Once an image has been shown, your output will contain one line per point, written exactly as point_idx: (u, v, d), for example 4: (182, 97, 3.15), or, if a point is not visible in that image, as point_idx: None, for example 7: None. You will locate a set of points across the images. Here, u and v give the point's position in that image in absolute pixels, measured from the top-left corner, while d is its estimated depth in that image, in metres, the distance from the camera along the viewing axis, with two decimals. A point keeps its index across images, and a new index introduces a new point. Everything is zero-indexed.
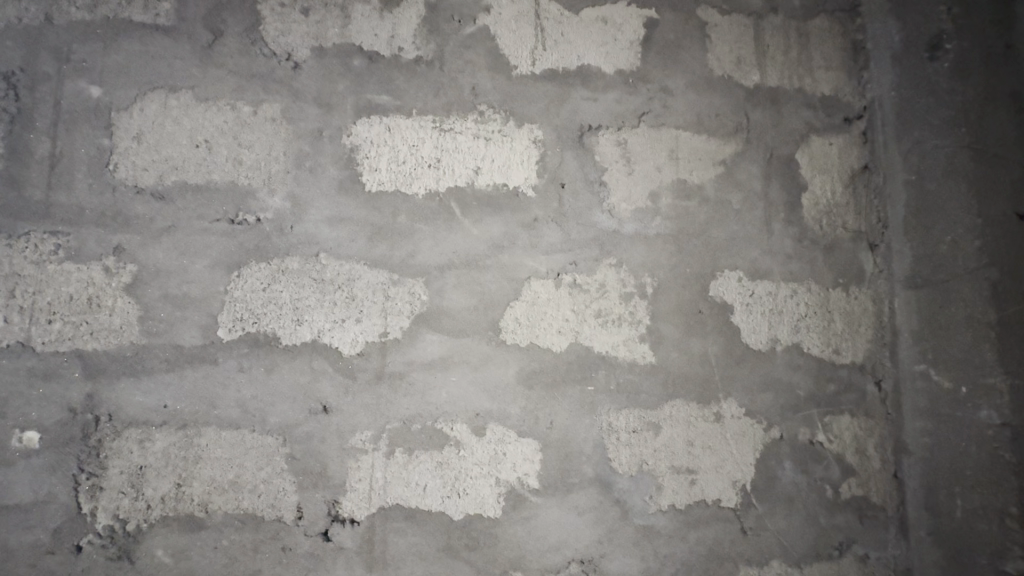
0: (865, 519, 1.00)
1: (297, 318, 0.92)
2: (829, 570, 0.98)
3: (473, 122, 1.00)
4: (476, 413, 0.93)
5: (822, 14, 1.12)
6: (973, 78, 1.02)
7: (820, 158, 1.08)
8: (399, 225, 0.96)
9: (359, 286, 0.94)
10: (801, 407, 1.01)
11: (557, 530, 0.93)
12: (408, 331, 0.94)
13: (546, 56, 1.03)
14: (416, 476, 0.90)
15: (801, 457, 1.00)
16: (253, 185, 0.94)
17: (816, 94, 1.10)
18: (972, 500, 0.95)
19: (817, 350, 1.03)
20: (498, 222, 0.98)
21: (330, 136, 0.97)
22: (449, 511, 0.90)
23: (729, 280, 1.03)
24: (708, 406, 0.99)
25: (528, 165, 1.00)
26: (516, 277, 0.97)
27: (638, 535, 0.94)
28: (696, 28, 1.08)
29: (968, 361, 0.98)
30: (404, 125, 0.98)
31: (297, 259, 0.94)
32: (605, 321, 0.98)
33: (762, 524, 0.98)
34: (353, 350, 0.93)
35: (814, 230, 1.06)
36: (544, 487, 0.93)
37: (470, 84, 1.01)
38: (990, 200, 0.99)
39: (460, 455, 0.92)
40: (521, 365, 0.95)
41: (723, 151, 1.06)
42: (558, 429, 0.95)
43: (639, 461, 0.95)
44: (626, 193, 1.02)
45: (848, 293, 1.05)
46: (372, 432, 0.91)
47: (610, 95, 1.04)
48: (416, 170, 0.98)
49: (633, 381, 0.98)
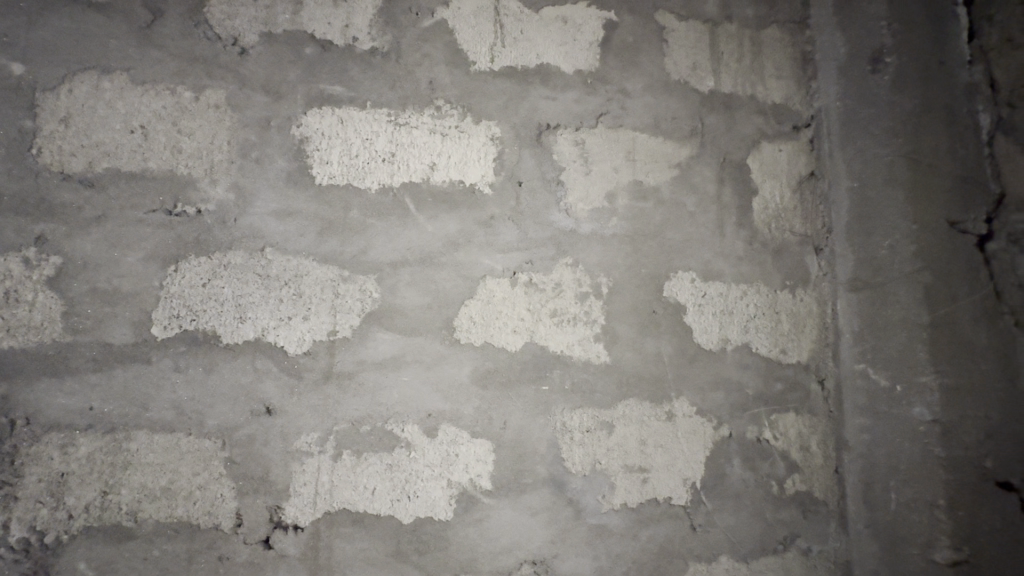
0: (809, 514, 1.04)
1: (240, 315, 0.88)
2: (773, 564, 1.01)
3: (429, 116, 0.98)
4: (429, 413, 0.91)
5: (774, 24, 1.16)
6: (910, 90, 1.06)
7: (770, 164, 1.12)
8: (351, 221, 0.93)
9: (307, 282, 0.90)
10: (749, 405, 1.04)
11: (510, 532, 0.92)
12: (358, 329, 0.91)
13: (505, 54, 1.02)
14: (364, 479, 0.88)
15: (748, 455, 1.02)
16: (193, 175, 0.89)
17: (767, 102, 1.13)
18: (906, 494, 1.00)
19: (766, 350, 1.06)
20: (454, 219, 0.97)
21: (278, 126, 0.93)
22: (398, 515, 0.88)
23: (682, 281, 1.04)
24: (660, 405, 1.00)
25: (485, 162, 0.99)
26: (471, 275, 0.96)
27: (590, 534, 0.95)
28: (654, 32, 1.10)
29: (903, 361, 1.02)
30: (358, 118, 0.95)
31: (241, 253, 0.89)
32: (560, 320, 0.98)
33: (711, 520, 0.99)
34: (299, 349, 0.89)
35: (764, 233, 1.10)
36: (496, 488, 0.92)
37: (427, 78, 0.99)
38: (925, 206, 1.03)
39: (411, 456, 0.89)
40: (475, 364, 0.94)
41: (679, 154, 1.08)
42: (512, 429, 0.94)
43: (592, 460, 0.95)
44: (583, 193, 1.02)
45: (794, 295, 1.09)
46: (319, 434, 0.88)
47: (569, 94, 1.04)
48: (370, 164, 0.95)
49: (587, 380, 0.98)
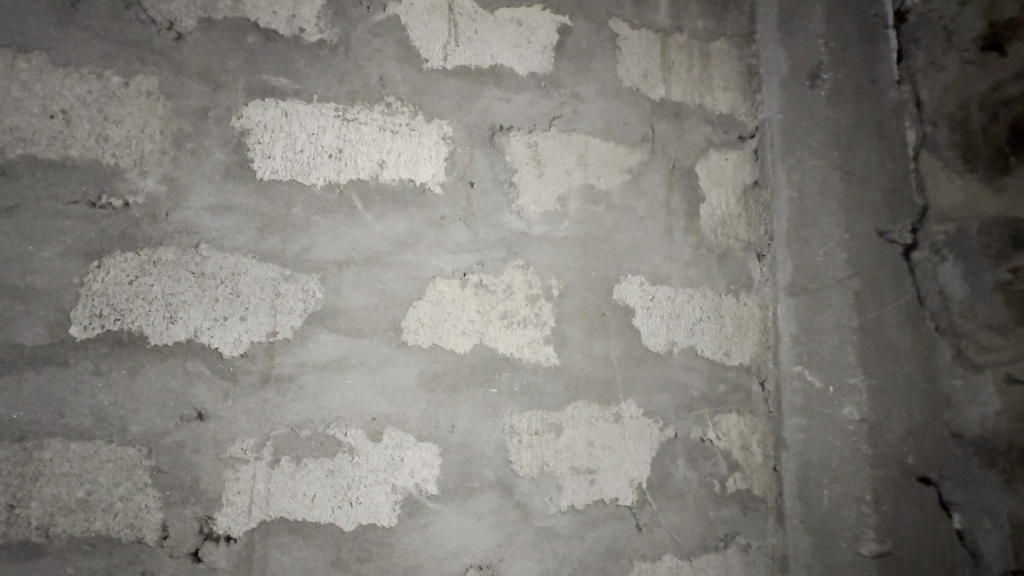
0: (748, 511, 1.07)
1: (170, 315, 0.83)
2: (714, 561, 1.04)
3: (379, 113, 0.96)
4: (374, 417, 0.89)
5: (722, 37, 1.20)
6: (845, 105, 1.12)
7: (717, 172, 1.15)
8: (293, 217, 0.90)
9: (245, 281, 0.86)
10: (693, 406, 1.06)
11: (456, 536, 0.90)
12: (299, 330, 0.88)
13: (458, 53, 1.01)
14: (303, 486, 0.84)
15: (692, 455, 1.05)
16: (121, 165, 0.84)
17: (714, 112, 1.17)
18: (836, 490, 1.04)
19: (710, 352, 1.09)
20: (403, 219, 0.95)
21: (217, 116, 0.88)
22: (339, 522, 0.85)
23: (632, 284, 1.06)
24: (608, 407, 1.01)
25: (436, 162, 0.98)
26: (420, 276, 0.94)
27: (537, 537, 0.94)
28: (607, 39, 1.11)
29: (835, 363, 1.07)
30: (303, 112, 0.92)
31: (173, 249, 0.84)
32: (510, 322, 0.97)
33: (657, 520, 1.01)
34: (234, 351, 0.85)
35: (710, 239, 1.13)
36: (442, 493, 0.90)
37: (377, 73, 0.96)
38: (856, 216, 1.08)
39: (354, 462, 0.87)
40: (422, 366, 0.92)
41: (629, 159, 1.10)
42: (459, 432, 0.92)
43: (540, 462, 0.95)
44: (535, 195, 1.03)
45: (737, 299, 1.13)
46: (255, 440, 0.84)
47: (523, 97, 1.05)
48: (316, 160, 0.92)
49: (537, 383, 0.98)
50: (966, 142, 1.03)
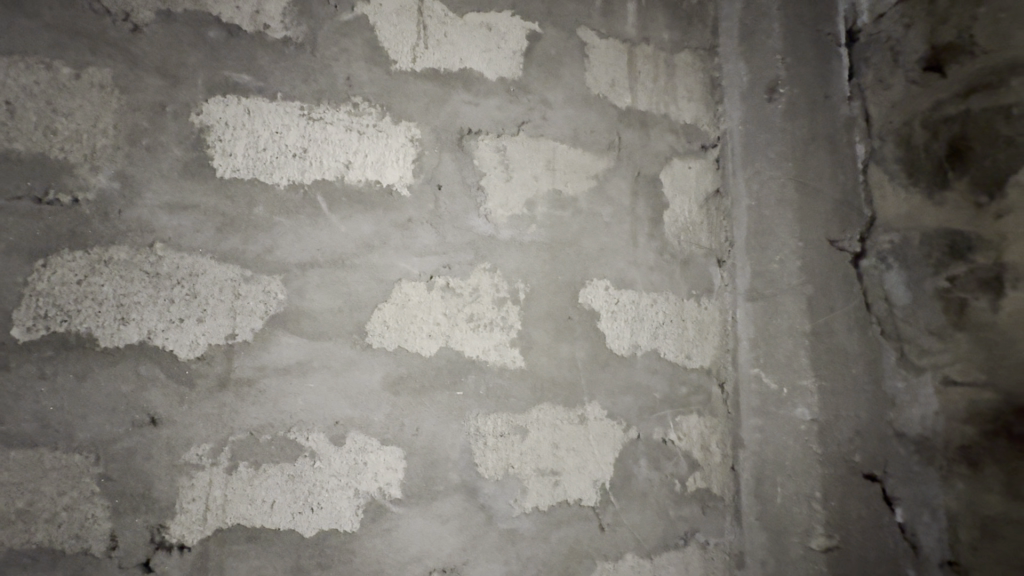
0: (707, 509, 1.11)
1: (122, 316, 0.80)
2: (674, 559, 1.07)
3: (346, 113, 0.95)
4: (336, 421, 0.88)
5: (686, 49, 1.24)
6: (800, 119, 1.16)
7: (681, 180, 1.19)
8: (254, 217, 0.88)
9: (203, 282, 0.84)
10: (656, 408, 1.09)
11: (419, 540, 0.90)
12: (259, 332, 0.86)
13: (427, 56, 1.01)
14: (262, 492, 0.83)
15: (654, 455, 1.08)
16: (70, 160, 0.81)
17: (679, 121, 1.21)
18: (789, 488, 1.07)
19: (672, 355, 1.12)
20: (369, 220, 0.94)
21: (174, 112, 0.86)
22: (299, 529, 0.84)
23: (597, 288, 1.08)
24: (573, 409, 1.02)
25: (403, 164, 0.97)
26: (386, 278, 0.94)
27: (501, 539, 0.95)
28: (576, 46, 1.13)
29: (788, 365, 1.10)
30: (267, 110, 0.90)
31: (126, 248, 0.81)
32: (476, 325, 0.98)
33: (619, 520, 1.03)
34: (191, 354, 0.82)
35: (673, 245, 1.16)
36: (405, 497, 0.90)
37: (344, 73, 0.95)
38: (810, 225, 1.12)
39: (316, 466, 0.85)
40: (387, 370, 0.91)
41: (596, 165, 1.12)
42: (424, 436, 0.92)
43: (505, 465, 0.96)
44: (503, 199, 1.03)
45: (699, 303, 1.16)
46: (211, 445, 0.81)
47: (491, 101, 1.05)
48: (279, 159, 0.90)
49: (502, 386, 0.98)
50: (910, 158, 1.09)
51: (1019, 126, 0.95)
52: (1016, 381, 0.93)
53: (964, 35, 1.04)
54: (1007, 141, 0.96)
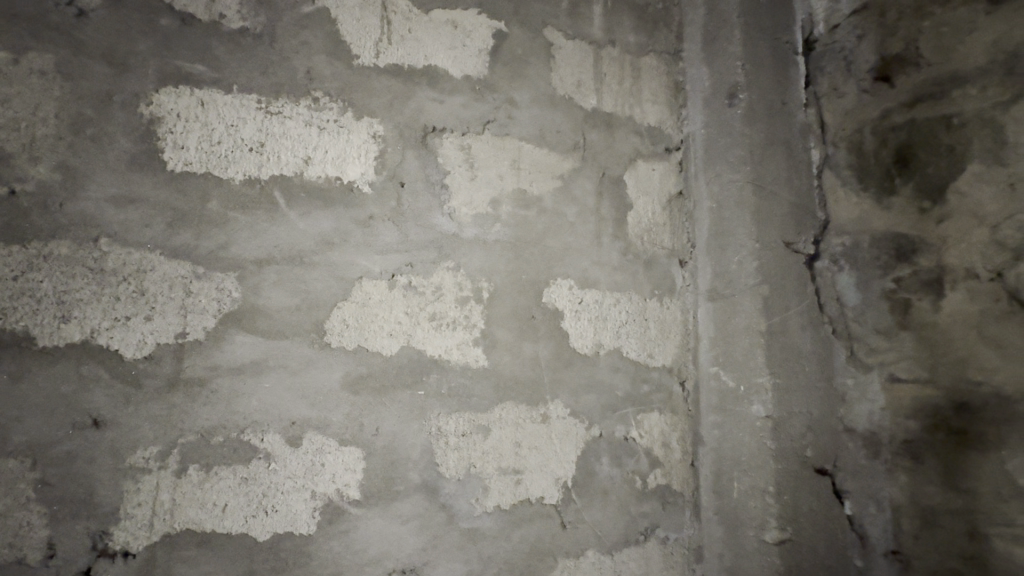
0: (667, 505, 1.13)
1: (62, 314, 0.76)
2: (635, 554, 1.08)
3: (305, 108, 0.93)
4: (292, 421, 0.86)
5: (651, 53, 1.25)
6: (757, 125, 1.18)
7: (645, 181, 1.21)
8: (207, 212, 0.85)
9: (152, 279, 0.81)
10: (618, 406, 1.11)
11: (379, 541, 0.89)
12: (212, 331, 0.83)
13: (391, 51, 1.00)
14: (213, 495, 0.80)
15: (616, 453, 1.09)
16: (7, 149, 0.77)
17: (643, 124, 1.22)
18: (745, 482, 1.09)
19: (635, 354, 1.14)
20: (329, 217, 0.92)
21: (122, 102, 0.82)
22: (252, 532, 0.82)
23: (561, 288, 1.08)
24: (536, 407, 1.03)
25: (365, 160, 0.96)
26: (346, 276, 0.92)
27: (463, 539, 0.94)
28: (542, 47, 1.14)
29: (744, 363, 1.12)
30: (222, 102, 0.88)
31: (67, 243, 0.78)
32: (439, 324, 0.97)
33: (580, 517, 1.04)
34: (138, 353, 0.79)
35: (637, 246, 1.18)
36: (364, 498, 0.89)
37: (304, 67, 0.94)
38: (766, 228, 1.14)
39: (270, 468, 0.84)
40: (347, 369, 0.90)
41: (561, 165, 1.13)
42: (384, 436, 0.91)
43: (466, 464, 0.96)
44: (467, 198, 1.03)
45: (661, 303, 1.18)
46: (159, 448, 0.79)
47: (456, 99, 1.05)
48: (234, 153, 0.88)
49: (465, 385, 0.98)
50: (861, 164, 1.14)
51: (959, 135, 1.00)
52: (954, 377, 0.98)
53: (911, 47, 1.09)
54: (948, 149, 1.01)
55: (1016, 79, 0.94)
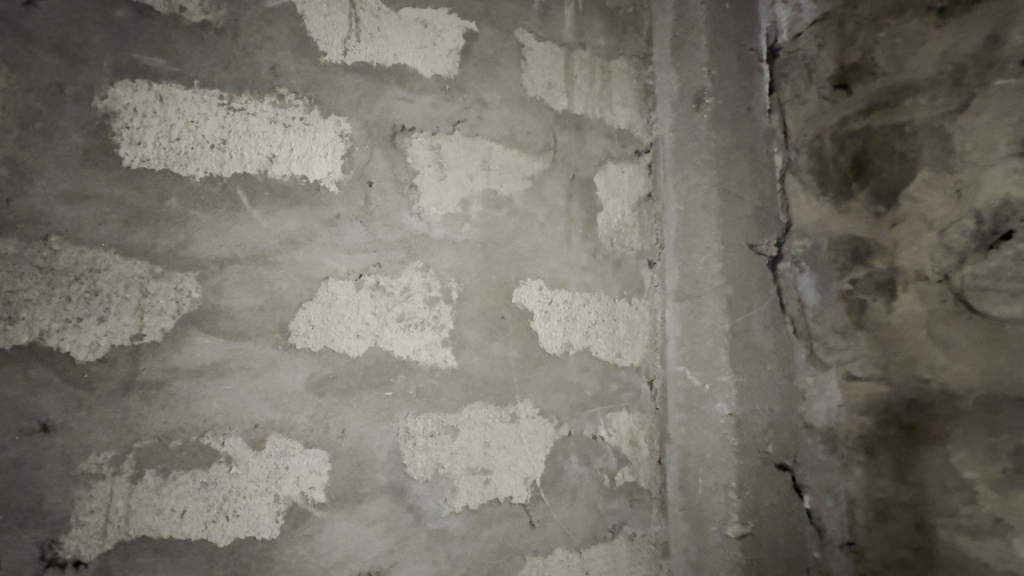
0: (635, 502, 1.14)
1: (9, 316, 0.73)
2: (602, 551, 1.10)
3: (270, 104, 0.91)
4: (254, 424, 0.84)
5: (622, 56, 1.27)
6: (724, 129, 1.21)
7: (614, 183, 1.22)
8: (166, 210, 0.83)
9: (106, 278, 0.79)
10: (586, 405, 1.12)
11: (344, 544, 0.88)
12: (170, 332, 0.81)
13: (359, 49, 0.99)
14: (171, 501, 0.78)
15: (585, 451, 1.10)
16: None
17: (613, 126, 1.24)
18: (709, 478, 1.11)
19: (604, 354, 1.15)
20: (294, 217, 0.91)
21: (74, 95, 0.80)
22: (212, 538, 0.80)
23: (530, 288, 1.09)
24: (505, 408, 1.03)
25: (332, 159, 0.95)
26: (311, 277, 0.91)
27: (430, 540, 0.94)
28: (513, 48, 1.14)
29: (710, 362, 1.14)
30: (182, 97, 0.85)
31: (14, 241, 0.75)
32: (407, 325, 0.97)
33: (549, 516, 1.05)
34: (90, 355, 0.77)
35: (606, 247, 1.19)
36: (330, 501, 0.88)
37: (269, 63, 0.92)
38: (731, 229, 1.17)
39: (232, 472, 0.82)
40: (312, 370, 0.89)
41: (532, 166, 1.13)
42: (350, 438, 0.90)
43: (434, 464, 0.96)
44: (437, 198, 1.03)
45: (630, 303, 1.20)
46: (113, 453, 0.76)
47: (426, 98, 1.04)
48: (194, 150, 0.85)
49: (433, 386, 0.97)
50: (821, 169, 1.17)
51: (911, 142, 1.04)
52: (905, 375, 1.02)
53: (868, 57, 1.13)
54: (901, 156, 1.05)
55: (962, 90, 0.99)
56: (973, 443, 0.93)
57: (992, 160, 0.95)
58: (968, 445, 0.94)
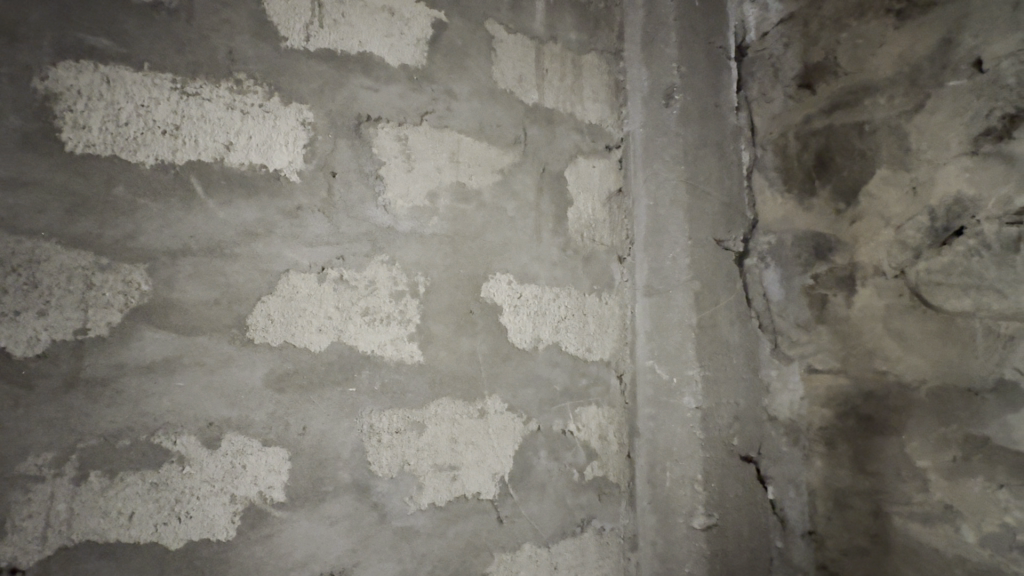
0: (604, 496, 1.14)
1: None
2: (571, 546, 1.10)
3: (227, 90, 0.88)
4: (210, 422, 0.81)
5: (593, 51, 1.27)
6: (692, 125, 1.22)
7: (585, 178, 1.22)
8: (113, 199, 0.79)
9: (47, 270, 0.74)
10: (556, 400, 1.11)
11: (305, 544, 0.86)
12: (118, 327, 0.77)
13: (323, 35, 0.96)
14: (118, 503, 0.75)
15: (554, 446, 1.10)
16: None
17: (584, 121, 1.24)
18: (676, 471, 1.12)
19: (574, 348, 1.15)
20: (253, 207, 0.88)
21: (11, 75, 0.75)
22: (163, 541, 0.77)
23: (500, 283, 1.08)
24: (473, 403, 1.02)
25: (294, 147, 0.92)
26: (271, 270, 0.88)
27: (395, 538, 0.93)
28: (483, 39, 1.13)
29: (677, 356, 1.15)
30: (131, 80, 0.81)
31: None
32: (372, 319, 0.95)
33: (517, 511, 1.04)
34: (29, 351, 0.73)
35: (577, 242, 1.19)
36: (290, 500, 0.85)
37: (226, 47, 0.88)
38: (698, 225, 1.19)
39: (184, 472, 0.79)
40: (270, 366, 0.86)
41: (502, 159, 1.12)
42: (312, 435, 0.88)
43: (400, 461, 0.94)
44: (403, 190, 1.01)
45: (600, 298, 1.20)
46: (54, 454, 0.72)
47: (393, 88, 1.02)
48: (145, 136, 0.82)
49: (399, 381, 0.96)
50: (786, 167, 1.20)
51: (870, 141, 1.07)
52: (863, 367, 1.05)
53: (830, 57, 1.15)
54: (861, 154, 1.08)
55: (918, 91, 1.02)
56: (926, 433, 0.96)
57: (945, 159, 0.98)
58: (921, 435, 0.97)
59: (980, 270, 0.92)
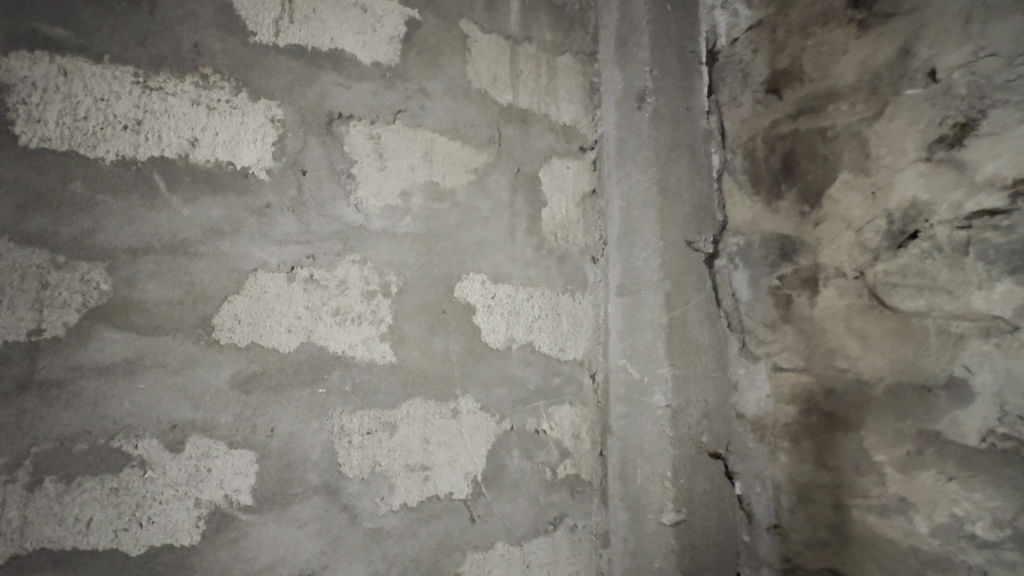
0: (576, 493, 1.16)
1: None
2: (544, 543, 1.11)
3: (192, 85, 0.85)
4: (173, 425, 0.79)
5: (567, 53, 1.28)
6: (665, 127, 1.24)
7: (559, 179, 1.23)
8: (70, 195, 0.77)
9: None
10: (529, 399, 1.12)
11: (273, 548, 0.84)
12: (75, 327, 0.75)
13: (293, 31, 0.94)
14: (76, 509, 0.73)
15: (527, 445, 1.11)
16: None
17: (558, 122, 1.24)
18: (647, 468, 1.15)
19: (547, 348, 1.16)
20: (219, 204, 0.86)
21: None
22: (124, 547, 0.75)
23: (473, 282, 1.08)
24: (446, 403, 1.02)
25: (262, 144, 0.90)
26: (238, 269, 0.86)
27: (366, 539, 0.92)
28: (457, 38, 1.12)
29: (649, 355, 1.17)
30: (90, 72, 0.79)
31: None
32: (343, 319, 0.94)
33: (489, 511, 1.05)
34: None
35: (550, 241, 1.20)
36: (257, 503, 0.84)
37: (190, 40, 0.86)
38: (668, 226, 1.21)
39: (146, 476, 0.77)
40: (237, 367, 0.84)
41: (476, 159, 1.12)
42: (280, 437, 0.86)
43: (371, 462, 0.93)
44: (376, 188, 1.00)
45: (573, 298, 1.21)
46: (6, 459, 0.70)
47: (365, 85, 1.01)
48: (104, 130, 0.79)
49: (371, 382, 0.95)
50: (754, 170, 1.23)
51: (833, 146, 1.10)
52: (825, 366, 1.08)
53: (796, 63, 1.18)
54: (824, 158, 1.11)
55: (878, 98, 1.05)
56: (883, 428, 1.00)
57: (902, 164, 1.01)
58: (879, 430, 1.00)
59: (933, 272, 0.96)
